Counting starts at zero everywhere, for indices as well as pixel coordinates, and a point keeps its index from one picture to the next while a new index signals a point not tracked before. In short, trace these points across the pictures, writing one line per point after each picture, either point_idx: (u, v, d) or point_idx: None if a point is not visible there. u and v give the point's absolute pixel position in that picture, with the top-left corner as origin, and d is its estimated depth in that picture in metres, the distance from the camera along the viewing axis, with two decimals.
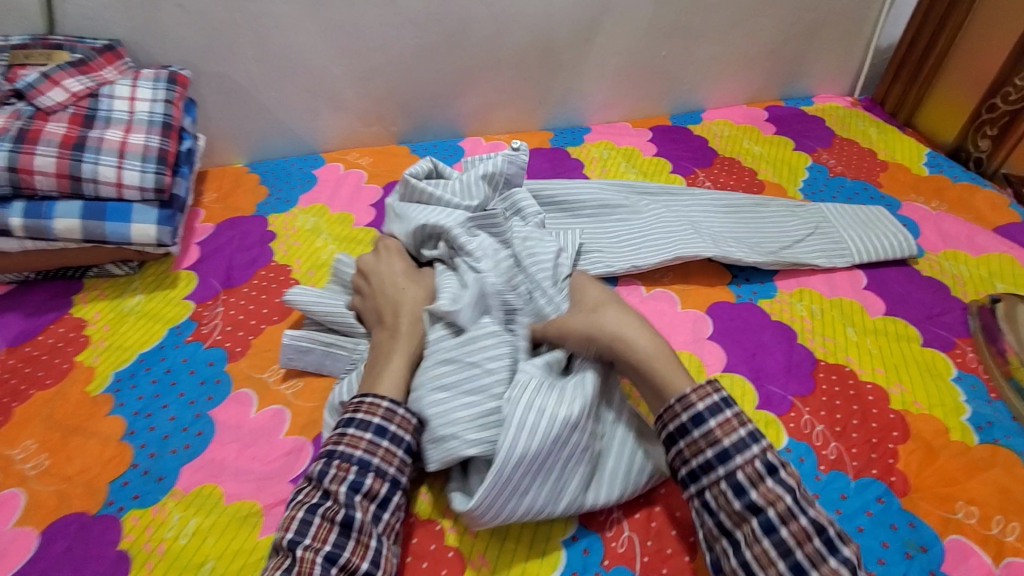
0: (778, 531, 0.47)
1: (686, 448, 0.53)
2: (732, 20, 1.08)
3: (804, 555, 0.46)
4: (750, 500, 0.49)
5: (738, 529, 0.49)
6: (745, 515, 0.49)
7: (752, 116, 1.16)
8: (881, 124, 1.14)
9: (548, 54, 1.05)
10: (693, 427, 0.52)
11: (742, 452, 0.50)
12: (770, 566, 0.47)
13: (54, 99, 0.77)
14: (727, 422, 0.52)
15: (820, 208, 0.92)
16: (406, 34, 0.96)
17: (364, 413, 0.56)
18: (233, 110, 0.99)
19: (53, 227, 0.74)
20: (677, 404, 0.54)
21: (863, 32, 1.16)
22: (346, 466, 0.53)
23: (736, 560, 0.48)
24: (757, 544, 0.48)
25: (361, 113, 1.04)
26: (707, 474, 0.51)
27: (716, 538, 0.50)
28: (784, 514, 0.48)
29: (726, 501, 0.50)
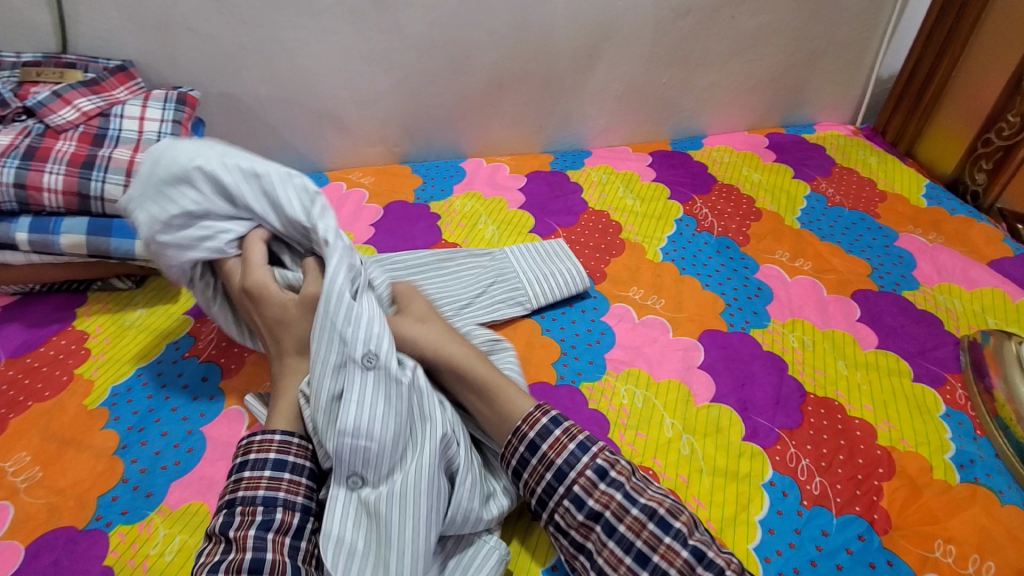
0: (618, 530, 0.51)
1: (529, 476, 0.55)
2: (732, 49, 1.09)
3: (645, 544, 0.50)
4: (590, 509, 0.53)
5: (586, 539, 0.53)
6: (588, 526, 0.53)
7: (753, 143, 1.16)
8: (881, 153, 1.14)
9: (549, 80, 1.06)
10: (530, 454, 0.55)
11: (572, 466, 0.54)
12: (619, 565, 0.50)
13: (65, 117, 0.80)
14: (558, 441, 0.55)
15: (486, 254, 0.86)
16: (409, 59, 0.98)
17: (257, 452, 0.55)
18: (239, 129, 1.01)
19: (59, 242, 0.76)
20: (538, 410, 0.57)
21: (864, 62, 1.17)
22: (251, 509, 0.52)
23: (593, 571, 0.52)
24: (604, 548, 0.51)
25: (365, 134, 1.06)
26: (551, 497, 0.54)
27: (574, 556, 0.53)
28: (617, 512, 0.52)
29: (571, 516, 0.53)
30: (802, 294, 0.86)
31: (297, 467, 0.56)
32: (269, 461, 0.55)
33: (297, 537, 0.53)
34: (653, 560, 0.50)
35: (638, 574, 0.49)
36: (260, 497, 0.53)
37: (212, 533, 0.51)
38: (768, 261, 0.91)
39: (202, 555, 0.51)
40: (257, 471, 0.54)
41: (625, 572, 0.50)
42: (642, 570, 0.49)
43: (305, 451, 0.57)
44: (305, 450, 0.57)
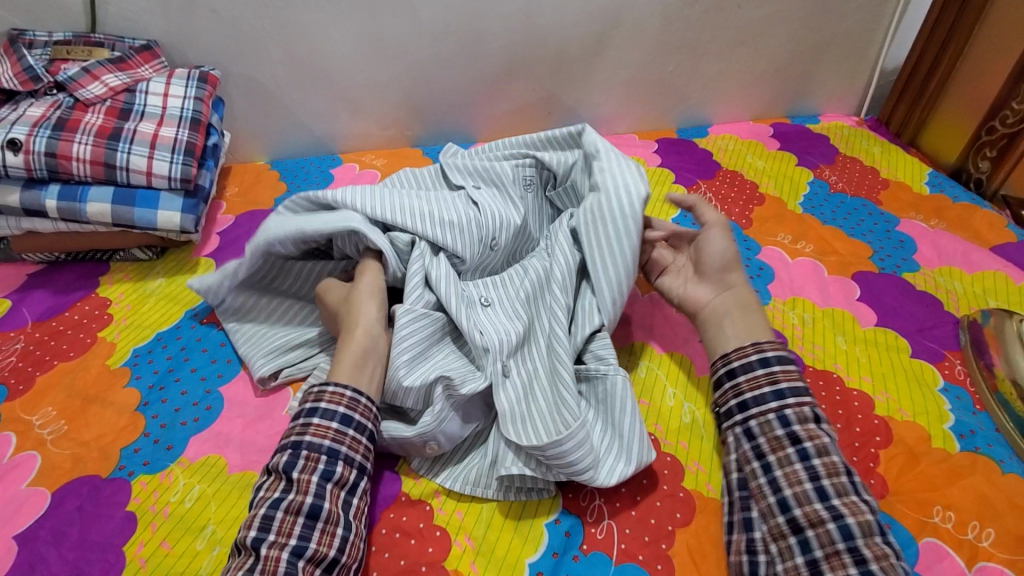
0: (812, 460, 0.57)
1: (744, 382, 0.63)
2: (738, 38, 1.11)
3: (829, 482, 0.55)
4: (794, 431, 0.58)
5: (773, 454, 0.58)
6: (782, 442, 0.58)
7: (757, 132, 1.18)
8: (885, 143, 1.16)
9: (558, 66, 1.09)
10: (760, 367, 0.63)
11: (797, 396, 0.60)
12: (797, 484, 0.56)
13: (93, 92, 0.83)
14: (791, 370, 0.62)
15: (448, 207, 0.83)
16: (423, 44, 1.01)
17: (328, 402, 0.58)
18: (257, 110, 1.04)
19: (85, 210, 0.79)
20: (752, 346, 0.64)
21: (869, 54, 1.18)
22: (316, 457, 0.55)
23: (765, 478, 0.58)
24: (789, 466, 0.57)
25: (378, 118, 1.09)
26: (758, 405, 0.61)
27: (748, 460, 0.60)
28: (819, 447, 0.57)
29: (770, 429, 0.59)
30: (804, 274, 0.88)
31: (361, 427, 0.59)
32: (338, 414, 0.58)
33: (351, 492, 0.56)
34: (831, 499, 0.54)
35: (813, 498, 0.55)
36: (325, 447, 0.56)
37: (277, 467, 0.55)
38: (770, 243, 0.93)
39: (263, 489, 0.55)
40: (327, 420, 0.57)
41: (801, 492, 0.55)
42: (817, 499, 0.54)
43: (370, 412, 0.60)
44: (370, 412, 0.60)
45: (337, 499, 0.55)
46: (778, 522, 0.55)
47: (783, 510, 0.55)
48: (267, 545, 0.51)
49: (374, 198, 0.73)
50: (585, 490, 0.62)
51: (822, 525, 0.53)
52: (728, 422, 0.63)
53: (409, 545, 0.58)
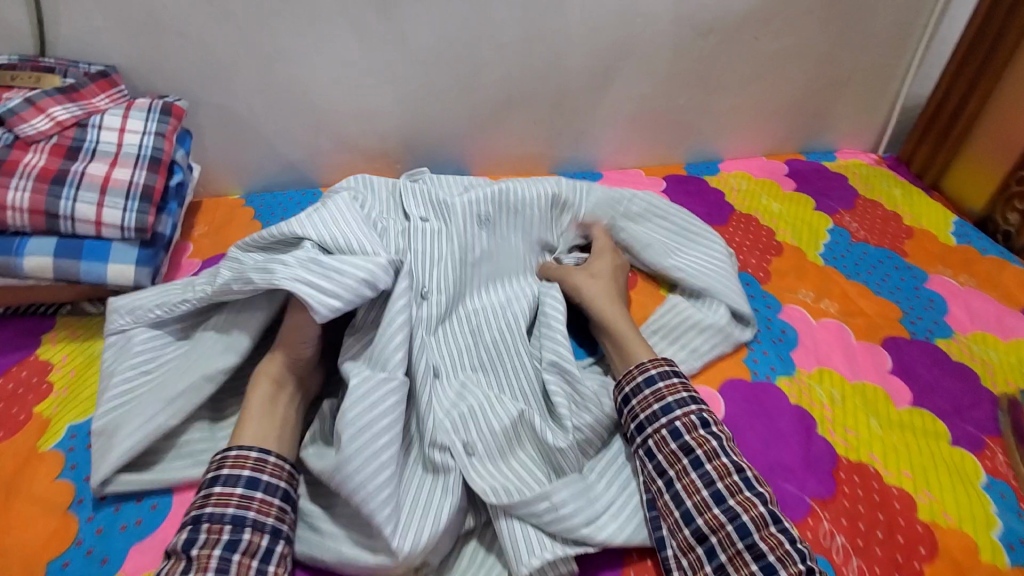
0: (727, 502, 0.56)
1: (638, 405, 0.64)
2: (755, 71, 1.03)
3: (749, 518, 0.54)
4: (683, 442, 0.60)
5: (671, 467, 0.59)
6: (677, 456, 0.59)
7: (771, 170, 1.11)
8: (906, 185, 1.09)
9: (560, 98, 1.00)
10: (662, 414, 0.62)
11: (681, 406, 0.62)
12: (696, 496, 0.57)
13: (36, 128, 0.72)
14: (673, 383, 0.64)
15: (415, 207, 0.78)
16: (414, 73, 0.92)
17: (230, 468, 0.55)
18: (230, 141, 0.95)
19: (22, 265, 0.69)
20: (637, 367, 0.66)
21: (889, 89, 1.11)
22: (218, 527, 0.51)
23: (668, 493, 0.59)
24: (686, 477, 0.58)
25: (365, 150, 1.00)
26: (651, 422, 0.62)
27: (653, 479, 0.60)
28: (731, 487, 0.56)
29: (664, 445, 0.60)
30: (829, 341, 0.80)
31: (270, 488, 0.55)
32: (242, 478, 0.55)
33: (264, 560, 0.52)
34: (728, 502, 0.56)
35: (711, 505, 0.56)
36: (228, 516, 0.52)
37: (174, 548, 0.51)
38: (791, 301, 0.85)
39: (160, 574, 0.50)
40: (230, 486, 0.54)
41: (700, 500, 0.57)
42: (715, 504, 0.56)
43: (280, 471, 0.57)
44: (280, 470, 0.57)
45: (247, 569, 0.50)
46: (685, 534, 0.56)
47: (688, 522, 0.56)
48: None
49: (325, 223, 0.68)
50: None
51: (722, 529, 0.54)
52: (633, 441, 0.63)
53: None
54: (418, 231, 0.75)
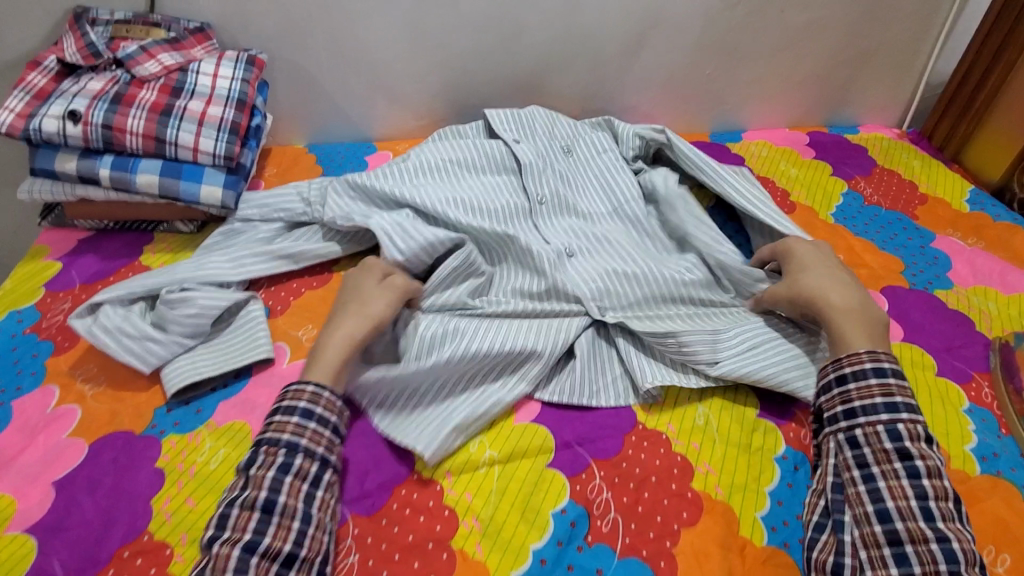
0: (920, 479, 0.57)
1: (856, 390, 0.63)
2: (780, 43, 1.09)
3: (935, 505, 0.56)
4: (903, 446, 0.59)
5: (877, 466, 0.59)
6: (889, 456, 0.59)
7: (792, 140, 1.17)
8: (926, 158, 1.13)
9: (594, 64, 1.09)
10: (874, 375, 0.63)
11: (911, 413, 0.61)
12: (902, 497, 0.57)
13: (149, 70, 0.87)
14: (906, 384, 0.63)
15: (471, 149, 0.95)
16: (463, 37, 1.03)
17: (290, 400, 0.63)
18: (300, 94, 1.08)
19: (135, 180, 0.83)
20: (867, 354, 0.64)
21: (915, 65, 1.15)
22: (274, 451, 0.59)
23: (864, 487, 0.58)
24: (893, 479, 0.58)
25: (415, 107, 1.11)
26: (867, 415, 0.61)
27: (847, 467, 0.60)
28: (931, 469, 0.58)
29: (876, 440, 0.60)
30: None
31: (321, 420, 0.62)
32: (298, 409, 0.62)
33: (313, 485, 0.59)
34: (936, 521, 0.55)
35: (918, 517, 0.55)
36: (283, 441, 0.60)
37: (240, 467, 0.59)
38: None
39: (226, 489, 0.59)
40: (287, 416, 0.62)
41: (905, 506, 0.56)
42: (922, 517, 0.55)
43: (332, 406, 0.64)
44: (332, 405, 0.64)
45: (297, 491, 0.58)
46: (875, 530, 0.56)
47: (882, 521, 0.56)
48: (224, 540, 0.54)
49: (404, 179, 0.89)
50: (593, 483, 0.64)
51: (925, 543, 0.54)
52: (832, 424, 0.63)
53: (418, 522, 0.61)
54: (479, 172, 0.93)
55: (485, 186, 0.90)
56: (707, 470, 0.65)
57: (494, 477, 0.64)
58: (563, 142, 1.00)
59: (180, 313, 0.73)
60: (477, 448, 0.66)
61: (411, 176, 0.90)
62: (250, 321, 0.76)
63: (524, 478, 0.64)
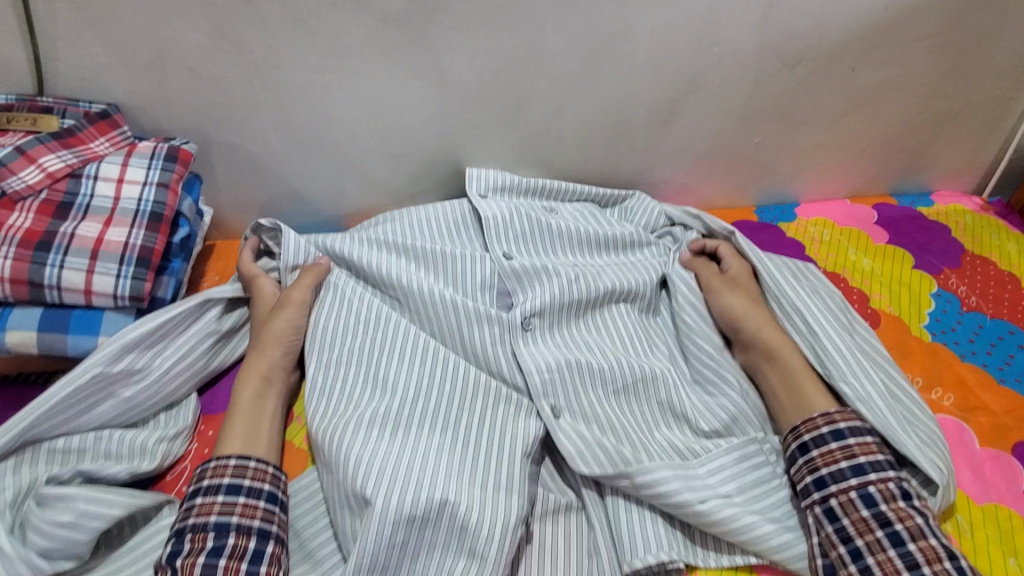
0: (907, 546, 0.54)
1: (820, 457, 0.60)
2: (847, 105, 0.88)
3: (930, 570, 0.52)
4: (880, 511, 0.56)
5: (860, 538, 0.55)
6: (870, 524, 0.56)
7: (857, 217, 0.96)
8: (1022, 239, 0.92)
9: (616, 135, 0.87)
10: (834, 439, 0.61)
11: (878, 471, 0.58)
12: (892, 571, 0.53)
13: (26, 182, 0.64)
14: (867, 442, 0.60)
15: (458, 229, 0.82)
16: (452, 110, 0.81)
17: (210, 480, 0.58)
18: (247, 182, 0.85)
19: (3, 340, 0.61)
20: (822, 417, 0.63)
21: (1007, 124, 0.94)
22: (199, 538, 0.54)
23: (856, 566, 0.54)
24: (880, 552, 0.54)
25: (394, 192, 0.89)
26: (837, 481, 0.58)
27: (834, 544, 0.56)
28: (914, 531, 0.54)
29: (854, 509, 0.57)
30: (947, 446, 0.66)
31: (251, 493, 0.57)
32: (222, 487, 0.57)
33: (254, 562, 0.53)
34: None
35: None
36: (210, 525, 0.54)
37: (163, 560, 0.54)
38: None
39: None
40: (210, 497, 0.56)
41: None
42: None
43: (261, 475, 0.59)
44: (260, 474, 0.59)
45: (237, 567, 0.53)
46: None
47: None
48: None
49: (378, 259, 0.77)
50: None
51: None
52: (807, 496, 0.60)
53: None
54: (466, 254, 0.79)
55: (455, 276, 0.77)
56: None
57: None
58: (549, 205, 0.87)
59: (47, 517, 0.52)
60: None
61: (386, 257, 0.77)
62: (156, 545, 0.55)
63: None
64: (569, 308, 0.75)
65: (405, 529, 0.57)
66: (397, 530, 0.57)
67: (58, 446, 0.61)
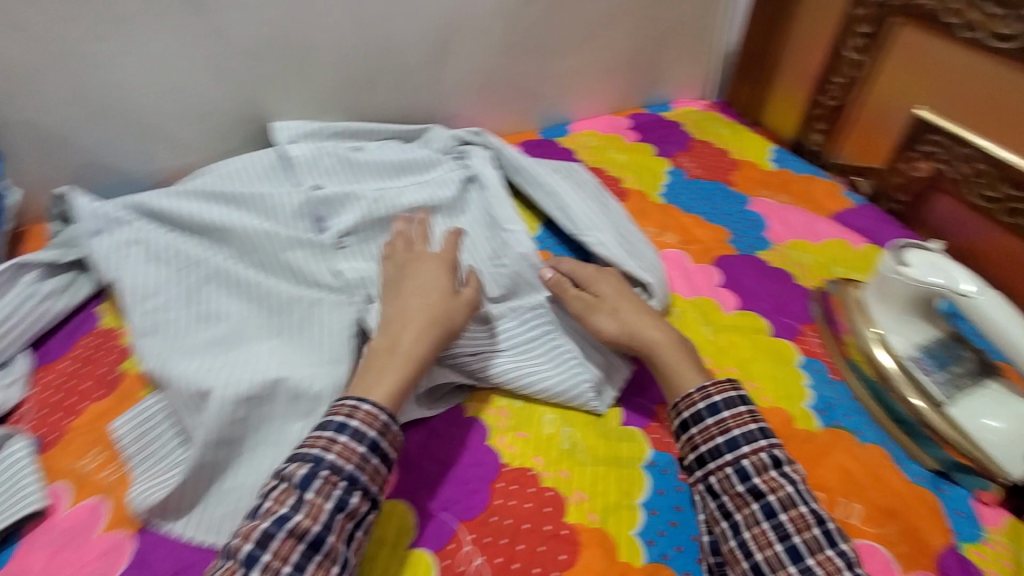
0: (778, 517, 0.55)
1: (697, 434, 0.61)
2: (584, 33, 1.09)
3: (800, 540, 0.54)
4: (754, 485, 0.57)
5: (738, 512, 0.57)
6: (746, 498, 0.57)
7: (616, 125, 1.19)
8: (733, 124, 1.20)
9: (400, 76, 1.01)
10: (708, 415, 0.61)
11: (750, 443, 0.59)
12: (768, 547, 0.54)
13: None
14: (739, 414, 0.61)
15: (266, 175, 0.90)
16: (244, 67, 0.90)
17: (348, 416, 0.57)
18: (50, 159, 0.88)
19: None
20: (697, 392, 0.63)
21: (708, 39, 1.22)
22: (336, 478, 0.54)
23: (734, 541, 0.56)
24: (755, 526, 0.55)
25: (207, 153, 0.97)
26: (715, 458, 0.60)
27: (716, 521, 0.58)
28: (784, 501, 0.55)
29: (729, 485, 0.58)
30: (669, 267, 0.88)
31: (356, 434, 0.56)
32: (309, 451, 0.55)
33: (358, 525, 0.55)
34: (805, 560, 0.53)
35: (786, 561, 0.53)
36: (296, 478, 0.54)
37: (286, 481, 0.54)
38: None
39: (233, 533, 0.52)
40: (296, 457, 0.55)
41: (772, 555, 0.54)
42: (790, 560, 0.53)
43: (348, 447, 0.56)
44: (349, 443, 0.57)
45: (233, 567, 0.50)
46: None
47: None
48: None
49: (185, 205, 0.82)
50: (462, 552, 0.57)
51: None
52: (691, 473, 0.62)
53: None
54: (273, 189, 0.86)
55: (266, 206, 0.84)
56: (579, 499, 0.61)
57: None
58: (354, 143, 0.97)
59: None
60: None
61: (192, 202, 0.83)
62: (9, 468, 0.61)
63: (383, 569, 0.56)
64: (376, 216, 0.85)
65: (244, 406, 0.62)
66: (237, 408, 0.62)
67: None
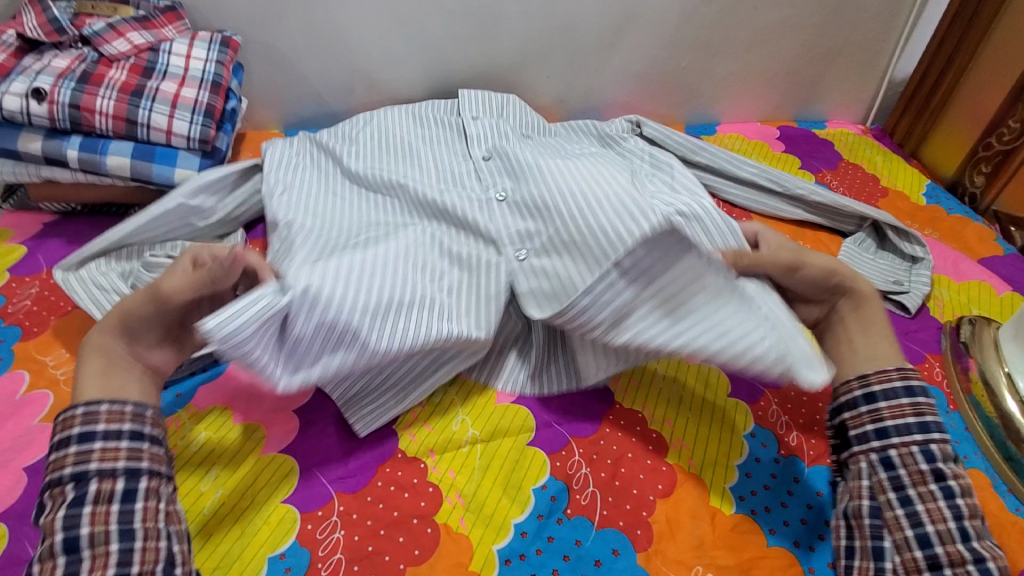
0: (956, 500, 0.55)
1: (886, 411, 0.59)
2: (752, 38, 1.12)
3: (970, 525, 0.54)
4: (939, 468, 0.56)
5: (915, 488, 0.56)
6: (926, 479, 0.56)
7: (764, 133, 1.21)
8: (887, 153, 1.18)
9: (571, 53, 1.10)
10: (890, 398, 0.60)
11: (941, 432, 0.58)
12: (941, 522, 0.54)
13: (117, 48, 0.84)
14: (932, 403, 0.60)
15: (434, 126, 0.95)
16: (443, 24, 1.03)
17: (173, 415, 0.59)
18: (275, 78, 1.06)
19: (105, 163, 0.81)
20: (857, 380, 0.62)
21: (879, 63, 1.20)
22: (177, 471, 0.55)
23: (903, 511, 0.56)
24: (932, 502, 0.55)
25: (394, 95, 1.11)
26: (901, 434, 0.58)
27: (883, 491, 0.57)
28: (964, 489, 0.56)
29: (912, 462, 0.57)
30: None
31: None
32: (158, 424, 0.56)
33: None
34: (972, 541, 0.54)
35: (958, 539, 0.54)
36: (180, 463, 0.55)
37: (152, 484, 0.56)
38: None
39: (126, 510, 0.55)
40: (168, 430, 0.57)
41: (944, 531, 0.54)
42: (960, 539, 0.54)
43: None
44: None
45: (196, 509, 0.54)
46: (916, 556, 0.54)
47: (923, 548, 0.54)
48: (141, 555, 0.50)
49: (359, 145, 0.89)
50: (573, 459, 0.66)
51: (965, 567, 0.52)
52: (861, 443, 0.60)
53: (402, 498, 0.62)
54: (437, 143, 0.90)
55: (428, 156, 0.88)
56: (680, 446, 0.68)
57: (475, 455, 0.66)
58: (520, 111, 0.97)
59: (155, 274, 0.73)
60: (460, 426, 0.68)
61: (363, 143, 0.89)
62: None
63: (506, 454, 0.66)
64: None
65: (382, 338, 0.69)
66: None
67: (144, 250, 0.80)
